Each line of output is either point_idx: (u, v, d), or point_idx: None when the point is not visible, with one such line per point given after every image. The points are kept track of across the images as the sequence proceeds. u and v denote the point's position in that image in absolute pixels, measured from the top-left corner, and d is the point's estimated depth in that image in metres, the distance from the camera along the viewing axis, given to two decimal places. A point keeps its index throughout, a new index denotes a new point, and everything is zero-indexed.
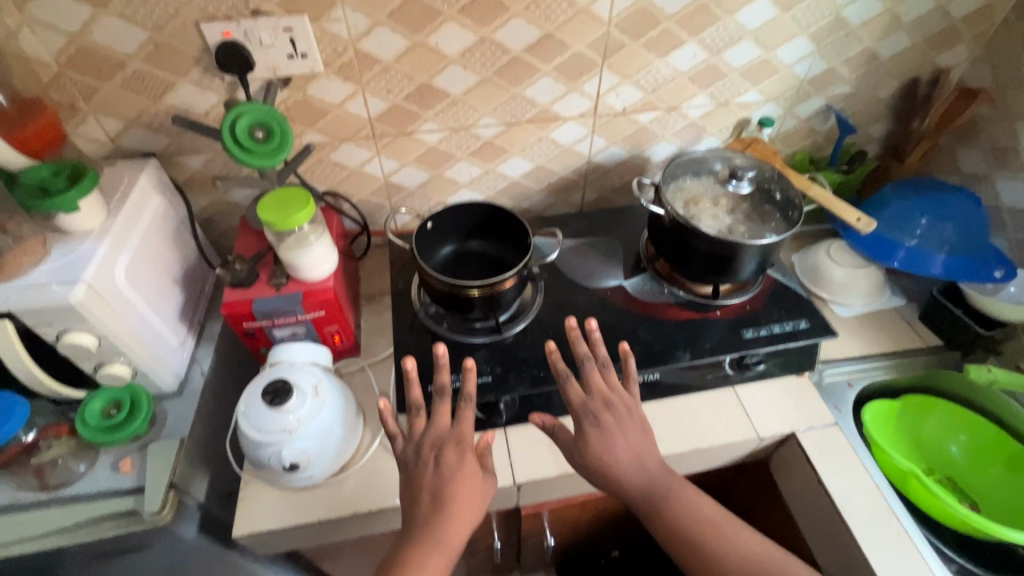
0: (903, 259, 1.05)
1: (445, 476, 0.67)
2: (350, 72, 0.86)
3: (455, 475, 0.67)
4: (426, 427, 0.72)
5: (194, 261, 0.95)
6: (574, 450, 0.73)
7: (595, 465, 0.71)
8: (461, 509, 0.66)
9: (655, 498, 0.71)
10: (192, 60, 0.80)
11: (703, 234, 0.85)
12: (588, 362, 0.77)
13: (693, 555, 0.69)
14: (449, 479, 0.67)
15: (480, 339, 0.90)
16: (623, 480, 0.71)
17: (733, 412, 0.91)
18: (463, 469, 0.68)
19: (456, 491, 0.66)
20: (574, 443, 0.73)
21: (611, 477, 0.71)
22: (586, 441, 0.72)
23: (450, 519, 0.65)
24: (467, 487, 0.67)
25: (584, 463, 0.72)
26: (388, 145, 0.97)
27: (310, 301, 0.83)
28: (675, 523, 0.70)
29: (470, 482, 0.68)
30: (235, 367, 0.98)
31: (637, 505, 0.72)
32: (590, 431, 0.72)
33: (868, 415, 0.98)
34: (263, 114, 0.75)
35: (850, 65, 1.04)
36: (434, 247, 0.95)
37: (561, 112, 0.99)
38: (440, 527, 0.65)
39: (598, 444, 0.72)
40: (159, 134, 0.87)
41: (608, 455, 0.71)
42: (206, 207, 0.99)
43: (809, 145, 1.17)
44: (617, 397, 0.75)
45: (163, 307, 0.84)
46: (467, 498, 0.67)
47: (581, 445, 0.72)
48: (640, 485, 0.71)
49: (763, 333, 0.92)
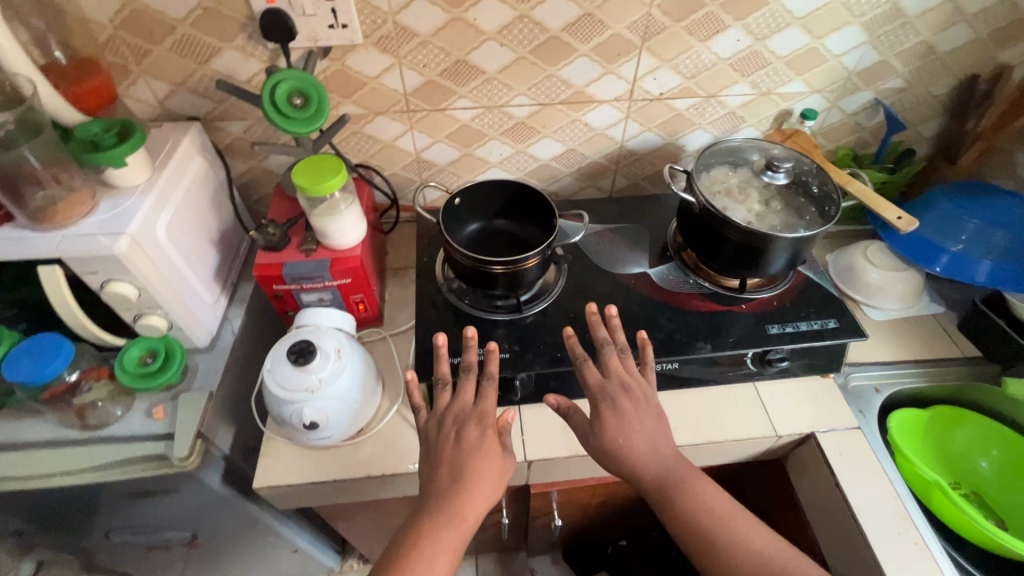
0: (945, 265, 1.00)
1: (464, 447, 0.69)
2: (388, 45, 0.87)
3: (474, 450, 0.69)
4: (450, 404, 0.74)
5: (230, 224, 0.98)
6: (589, 433, 0.72)
7: (609, 449, 0.71)
8: (481, 483, 0.67)
9: (669, 485, 0.70)
10: (238, 26, 0.82)
11: (732, 223, 0.84)
12: (607, 346, 0.78)
13: (698, 551, 0.68)
14: (472, 455, 0.68)
15: (501, 316, 0.91)
16: (639, 465, 0.70)
17: (752, 406, 0.90)
18: (487, 442, 0.69)
19: (473, 462, 0.68)
20: (586, 425, 0.73)
21: (623, 463, 0.71)
22: (601, 425, 0.72)
23: (474, 493, 0.66)
24: (487, 461, 0.68)
25: (596, 447, 0.72)
26: (422, 120, 0.98)
27: (338, 268, 0.85)
28: (685, 513, 0.69)
29: (492, 459, 0.69)
30: (264, 328, 1.02)
31: (648, 492, 0.71)
32: (608, 416, 0.72)
33: (893, 422, 0.94)
34: (296, 80, 0.76)
35: (904, 57, 0.99)
36: (461, 223, 0.95)
37: (596, 95, 0.98)
38: (458, 504, 0.65)
39: (610, 425, 0.72)
40: (203, 99, 0.90)
41: (619, 439, 0.71)
42: (244, 173, 1.02)
43: (853, 141, 1.13)
44: (634, 383, 0.75)
45: (199, 266, 0.87)
46: (490, 473, 0.68)
47: (597, 429, 0.72)
48: (653, 474, 0.70)
49: (789, 330, 0.89)
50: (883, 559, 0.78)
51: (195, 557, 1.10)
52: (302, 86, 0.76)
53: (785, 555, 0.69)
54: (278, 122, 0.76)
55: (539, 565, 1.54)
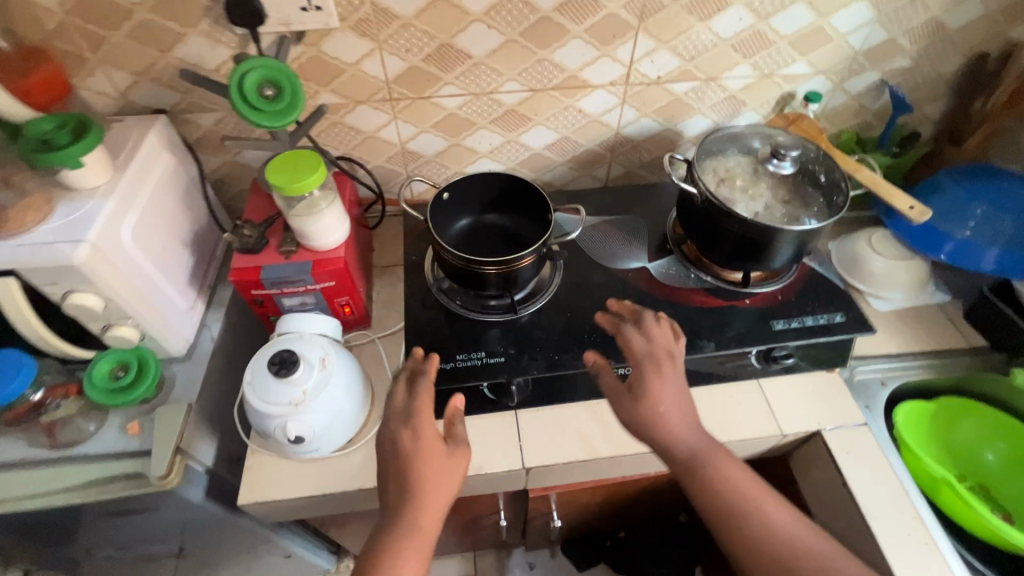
0: (950, 252, 0.98)
1: (412, 452, 0.65)
2: (367, 28, 0.80)
3: (418, 453, 0.65)
4: (400, 406, 0.70)
5: (204, 223, 0.92)
6: (625, 399, 0.71)
7: (644, 418, 0.69)
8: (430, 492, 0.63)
9: (705, 456, 0.69)
10: (201, 9, 0.75)
11: (735, 215, 0.80)
12: (648, 316, 0.78)
13: (730, 525, 0.67)
14: (421, 456, 0.65)
15: (494, 317, 0.85)
16: (677, 441, 0.69)
17: (755, 404, 0.87)
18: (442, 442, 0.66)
19: (429, 464, 0.64)
20: (624, 389, 0.72)
21: (658, 437, 0.69)
22: (638, 395, 0.70)
23: (424, 501, 0.63)
24: (438, 464, 0.64)
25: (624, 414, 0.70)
26: (406, 109, 0.92)
27: (320, 271, 0.80)
28: (719, 482, 0.68)
29: (449, 464, 0.65)
30: (243, 332, 0.96)
31: (678, 464, 0.69)
32: (646, 384, 0.70)
33: (898, 418, 0.93)
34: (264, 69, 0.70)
35: (913, 35, 0.94)
36: (449, 219, 0.90)
37: (590, 79, 0.93)
38: (413, 517, 0.62)
39: (637, 402, 0.70)
40: (168, 90, 0.84)
41: (643, 414, 0.69)
42: (218, 168, 0.96)
43: (856, 124, 1.09)
44: (678, 350, 0.75)
45: (171, 271, 0.82)
46: (446, 475, 0.65)
47: (639, 393, 0.70)
48: (687, 446, 0.69)
49: (794, 326, 0.86)
50: (891, 556, 0.76)
51: (183, 568, 1.06)
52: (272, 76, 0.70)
53: (794, 548, 0.65)
54: (250, 116, 0.69)
55: (537, 559, 1.52)
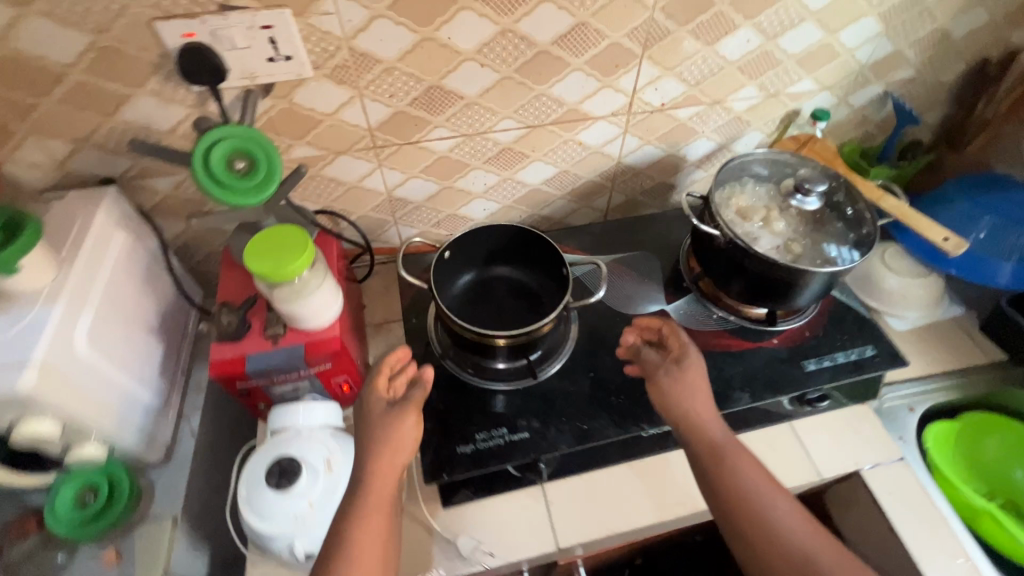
0: (961, 264, 0.96)
1: (380, 426, 0.66)
2: (345, 75, 0.71)
3: (381, 420, 0.66)
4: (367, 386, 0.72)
5: (170, 300, 0.81)
6: (663, 371, 0.73)
7: (682, 391, 0.71)
8: (387, 472, 0.64)
9: (727, 451, 0.68)
10: (149, 67, 0.64)
11: (761, 257, 0.74)
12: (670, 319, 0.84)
13: (744, 515, 0.65)
14: (386, 425, 0.66)
15: (511, 385, 0.78)
16: (705, 422, 0.70)
17: (789, 448, 0.83)
18: (395, 409, 0.67)
19: (393, 441, 0.65)
20: (663, 362, 0.75)
21: (689, 411, 0.70)
22: (680, 370, 0.73)
23: (381, 472, 0.63)
24: (397, 433, 0.65)
25: (661, 385, 0.72)
26: (392, 156, 0.83)
27: (313, 354, 0.71)
28: (743, 477, 0.66)
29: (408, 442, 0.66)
30: (224, 417, 0.86)
31: (698, 452, 0.68)
32: (687, 361, 0.73)
33: (927, 442, 0.91)
34: (247, 143, 0.60)
35: (919, 46, 0.90)
36: (451, 277, 0.83)
37: (591, 111, 0.85)
38: (370, 490, 0.62)
39: (676, 378, 0.72)
40: (116, 157, 0.72)
41: (679, 387, 0.72)
42: (181, 234, 0.85)
43: (858, 136, 1.05)
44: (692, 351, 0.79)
45: (138, 367, 0.71)
46: (403, 445, 0.66)
47: (683, 365, 0.73)
48: (711, 437, 0.69)
49: (827, 365, 0.81)
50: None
51: None
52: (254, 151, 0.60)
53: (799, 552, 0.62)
54: (220, 196, 0.59)
55: None
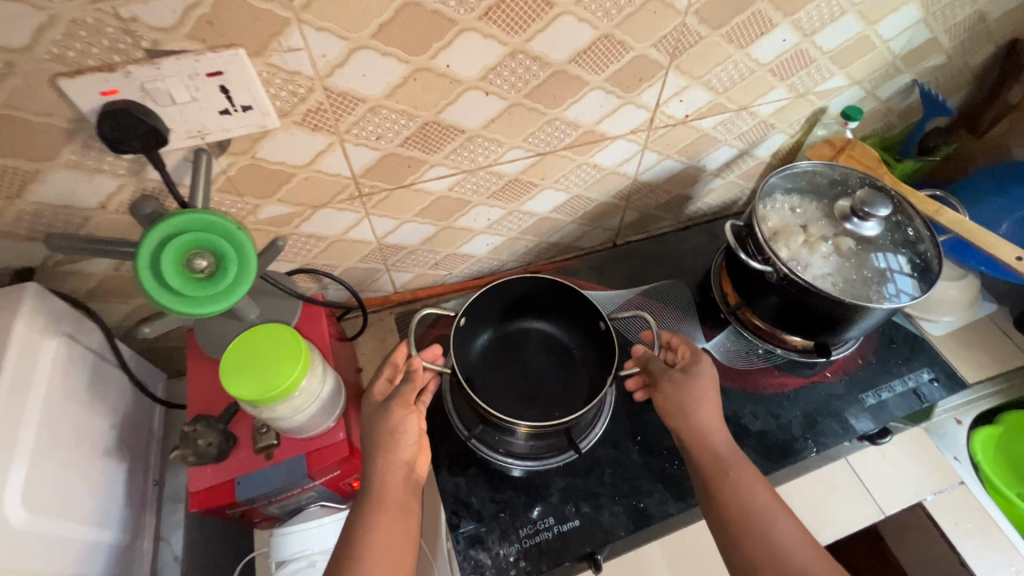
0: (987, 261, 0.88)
1: (378, 418, 0.59)
2: (320, 120, 0.56)
3: (373, 425, 0.59)
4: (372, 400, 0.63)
5: (126, 402, 0.66)
6: (667, 377, 0.65)
7: (686, 398, 0.63)
8: (393, 474, 0.57)
9: (729, 467, 0.60)
10: (60, 135, 0.48)
11: (824, 294, 0.65)
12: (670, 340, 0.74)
13: (740, 535, 0.56)
14: (382, 417, 0.59)
15: (552, 461, 0.68)
16: (710, 430, 0.62)
17: (849, 485, 0.76)
18: (385, 404, 0.60)
19: (394, 432, 0.58)
20: (666, 368, 0.66)
21: (697, 419, 0.62)
22: (685, 377, 0.64)
23: (388, 468, 0.57)
24: (389, 431, 0.58)
25: (665, 393, 0.65)
26: (381, 203, 0.70)
27: (319, 466, 0.58)
28: (740, 495, 0.58)
29: (410, 434, 0.59)
30: (209, 527, 0.73)
31: (699, 468, 0.61)
32: (697, 368, 0.65)
33: (978, 453, 0.85)
34: (219, 241, 0.46)
35: (953, 31, 0.82)
36: (467, 340, 0.72)
37: (608, 131, 0.74)
38: (377, 485, 0.56)
39: (681, 386, 0.64)
40: (31, 244, 0.56)
41: (681, 395, 0.64)
42: (129, 316, 0.70)
43: (880, 128, 0.97)
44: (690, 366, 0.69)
45: (94, 504, 0.57)
46: (406, 435, 0.59)
47: (691, 372, 0.65)
48: (714, 449, 0.61)
49: (887, 397, 0.75)
50: None
51: None
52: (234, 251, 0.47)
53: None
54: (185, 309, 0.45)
55: None
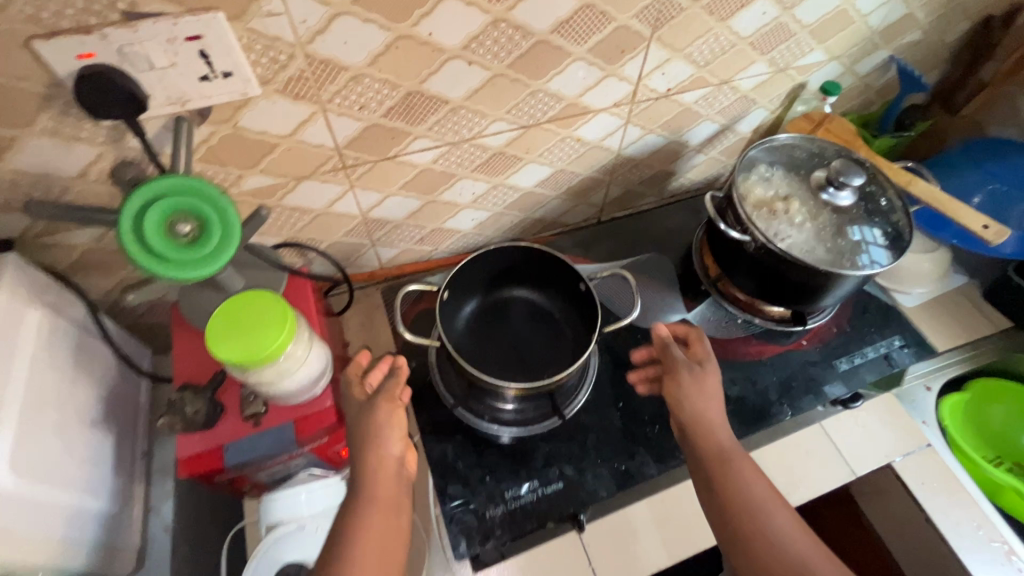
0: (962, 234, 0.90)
1: (362, 416, 0.59)
2: (302, 89, 0.56)
3: (360, 421, 0.58)
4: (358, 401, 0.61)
5: (111, 375, 0.66)
6: (686, 369, 0.65)
7: (697, 390, 0.63)
8: (382, 470, 0.57)
9: (731, 459, 0.60)
10: (36, 100, 0.48)
11: (798, 261, 0.67)
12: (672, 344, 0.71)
13: (740, 521, 0.57)
14: (367, 416, 0.58)
15: (536, 428, 0.69)
16: (714, 424, 0.62)
17: (822, 449, 0.79)
18: (368, 402, 0.60)
19: (378, 431, 0.58)
20: (685, 359, 0.66)
21: (702, 409, 0.63)
22: (702, 370, 0.65)
23: (377, 466, 0.57)
24: (376, 429, 0.58)
25: (681, 382, 0.65)
26: (366, 175, 0.70)
27: (306, 433, 0.59)
28: (743, 485, 0.58)
29: (397, 432, 0.59)
30: (198, 500, 0.73)
31: (703, 459, 0.61)
32: (710, 364, 0.66)
33: (946, 418, 0.89)
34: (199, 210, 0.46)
35: (929, 7, 0.83)
36: (454, 310, 0.73)
37: (591, 104, 0.74)
38: (368, 481, 0.56)
39: (698, 379, 0.65)
40: (8, 215, 0.56)
41: (698, 389, 0.64)
42: (112, 291, 0.69)
43: (858, 104, 0.99)
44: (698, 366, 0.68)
45: (83, 473, 0.57)
46: (392, 433, 0.58)
47: (704, 367, 0.65)
48: (720, 441, 0.61)
49: (859, 363, 0.77)
50: (968, 558, 0.73)
51: None
52: (218, 258, 0.47)
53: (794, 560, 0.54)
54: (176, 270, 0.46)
55: None
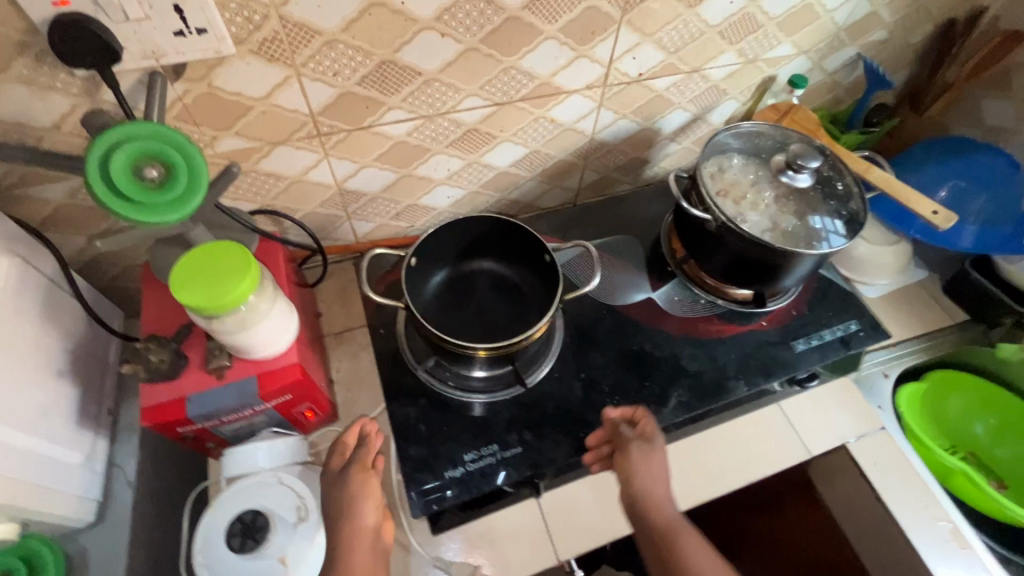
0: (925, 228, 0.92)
1: (336, 488, 0.60)
2: (276, 51, 0.58)
3: (336, 492, 0.60)
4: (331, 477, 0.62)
5: (80, 331, 0.67)
6: (636, 446, 0.64)
7: (649, 466, 0.63)
8: (359, 539, 0.57)
9: (680, 535, 0.60)
10: (11, 46, 0.49)
11: (755, 240, 0.70)
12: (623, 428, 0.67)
13: None
14: (340, 486, 0.60)
15: (499, 394, 0.71)
16: (661, 500, 0.62)
17: (778, 427, 0.81)
18: (342, 470, 0.61)
19: (353, 499, 0.59)
20: (633, 436, 0.65)
21: (650, 488, 0.62)
22: (652, 447, 0.64)
23: (351, 536, 0.57)
24: (351, 495, 0.59)
25: (630, 459, 0.64)
26: (340, 144, 0.72)
27: (269, 388, 0.60)
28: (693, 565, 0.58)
29: (369, 500, 0.60)
30: (163, 461, 0.74)
31: (654, 533, 0.60)
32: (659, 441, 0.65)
33: (903, 405, 0.91)
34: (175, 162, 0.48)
35: (892, 6, 0.87)
36: (423, 278, 0.75)
37: (564, 85, 0.77)
38: (341, 554, 0.56)
39: (648, 455, 0.64)
40: None
41: (647, 467, 0.63)
42: (84, 249, 0.70)
43: (828, 101, 1.02)
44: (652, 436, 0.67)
45: (47, 420, 0.58)
46: (365, 500, 0.59)
47: (653, 444, 0.65)
48: (665, 516, 0.61)
49: (816, 345, 0.80)
50: (916, 537, 0.75)
51: None
52: (137, 214, 0.47)
53: None
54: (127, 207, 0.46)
55: None
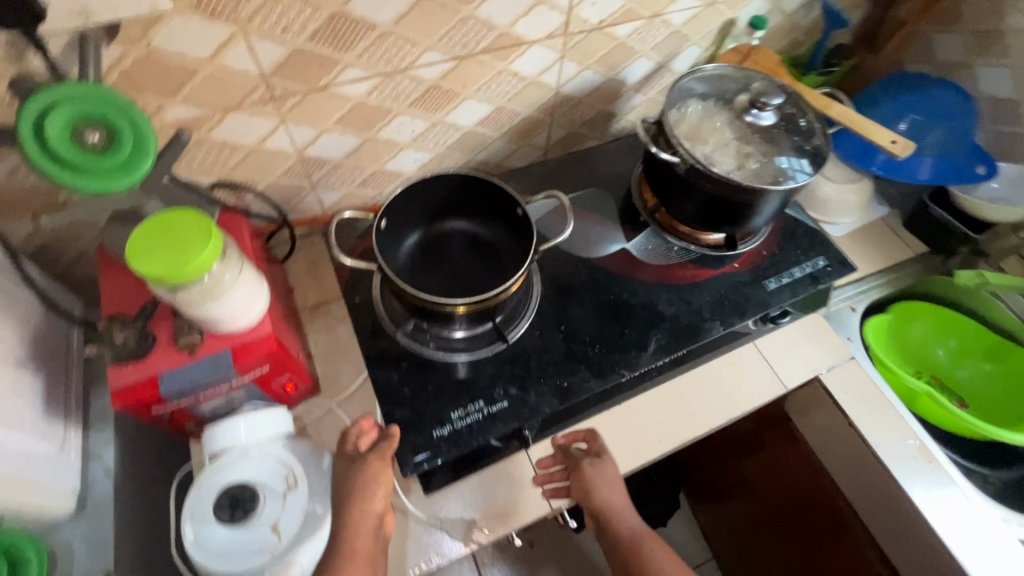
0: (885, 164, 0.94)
1: (348, 476, 0.61)
2: (217, 5, 0.55)
3: (347, 479, 0.61)
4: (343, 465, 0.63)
5: (37, 321, 0.64)
6: (587, 464, 0.68)
7: (604, 479, 0.68)
8: (364, 534, 0.59)
9: (643, 541, 0.68)
10: None
11: (724, 178, 0.70)
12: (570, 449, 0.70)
13: None
14: (357, 471, 0.61)
15: (480, 352, 0.71)
16: (622, 511, 0.69)
17: (754, 364, 0.83)
18: (361, 457, 0.63)
19: (365, 487, 0.61)
20: (585, 455, 0.69)
21: (606, 500, 0.68)
22: (601, 462, 0.68)
23: (360, 529, 0.59)
24: (360, 484, 0.61)
25: (586, 477, 0.67)
26: (297, 108, 0.69)
27: (244, 360, 0.59)
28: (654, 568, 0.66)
29: (381, 491, 0.62)
30: (141, 449, 0.72)
31: (619, 544, 0.69)
32: (607, 455, 0.69)
33: (869, 336, 0.95)
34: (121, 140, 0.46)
35: None
36: (395, 242, 0.74)
37: (524, 35, 0.75)
38: (347, 544, 0.58)
39: (600, 470, 0.68)
40: None
41: (603, 481, 0.67)
42: (31, 235, 0.66)
43: (788, 44, 1.03)
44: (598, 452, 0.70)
45: (10, 410, 0.55)
46: (374, 490, 0.61)
47: (602, 461, 0.69)
48: (630, 526, 0.69)
49: (786, 282, 0.82)
50: (888, 459, 0.79)
51: None
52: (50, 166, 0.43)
53: None
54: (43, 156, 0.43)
55: None
